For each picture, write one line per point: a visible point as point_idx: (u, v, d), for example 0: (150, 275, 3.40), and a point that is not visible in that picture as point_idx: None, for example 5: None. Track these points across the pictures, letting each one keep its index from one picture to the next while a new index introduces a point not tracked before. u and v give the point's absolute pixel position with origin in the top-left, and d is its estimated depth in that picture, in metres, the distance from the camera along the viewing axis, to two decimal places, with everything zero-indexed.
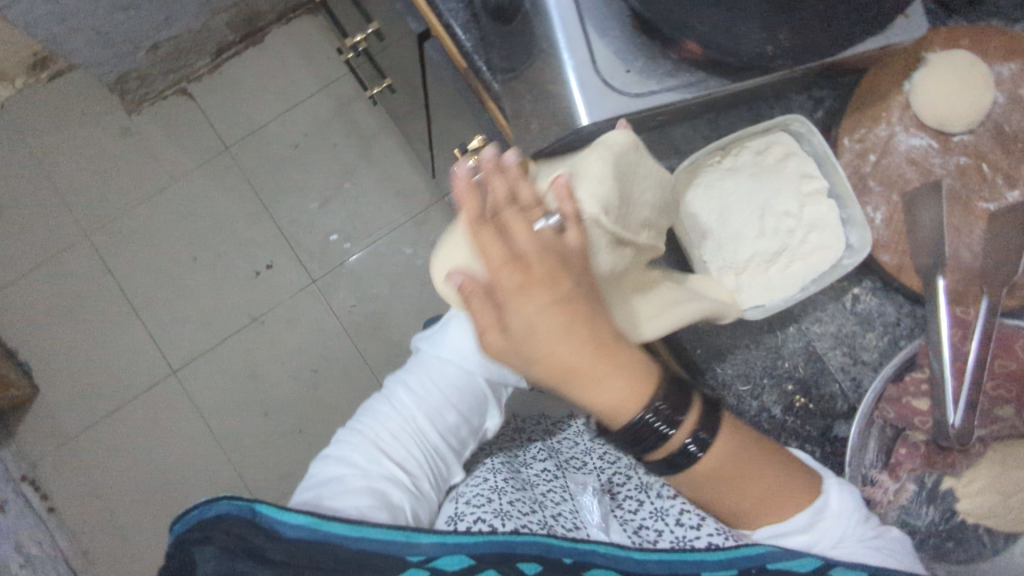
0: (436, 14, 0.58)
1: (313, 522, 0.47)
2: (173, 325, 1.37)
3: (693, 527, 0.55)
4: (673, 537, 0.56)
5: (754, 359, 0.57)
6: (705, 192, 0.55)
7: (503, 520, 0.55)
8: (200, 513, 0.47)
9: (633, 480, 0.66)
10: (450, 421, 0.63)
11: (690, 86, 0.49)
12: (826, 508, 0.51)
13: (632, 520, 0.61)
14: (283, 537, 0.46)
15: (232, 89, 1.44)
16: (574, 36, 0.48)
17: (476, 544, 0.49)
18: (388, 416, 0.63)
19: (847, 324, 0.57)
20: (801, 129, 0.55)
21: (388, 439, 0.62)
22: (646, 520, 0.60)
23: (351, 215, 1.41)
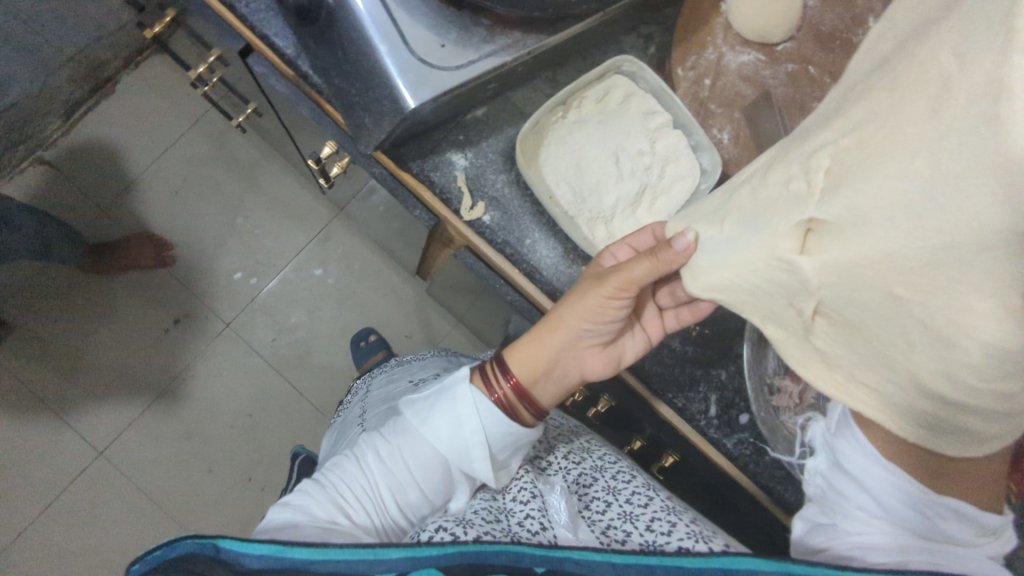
0: (248, 27, 0.56)
1: (279, 550, 0.41)
2: (88, 406, 1.28)
3: (663, 532, 0.53)
4: (642, 540, 0.53)
5: None
6: (557, 149, 0.57)
7: (466, 528, 0.51)
8: (160, 552, 0.40)
9: (601, 481, 0.63)
10: (412, 498, 0.55)
11: (509, 47, 0.48)
12: (982, 484, 0.47)
13: (600, 520, 0.58)
14: (245, 570, 0.40)
15: (93, 147, 1.35)
16: (381, 19, 0.45)
17: (447, 556, 0.42)
18: (356, 480, 0.54)
19: None
20: (631, 67, 0.57)
21: (347, 497, 0.53)
22: (615, 520, 0.57)
23: (250, 249, 1.36)
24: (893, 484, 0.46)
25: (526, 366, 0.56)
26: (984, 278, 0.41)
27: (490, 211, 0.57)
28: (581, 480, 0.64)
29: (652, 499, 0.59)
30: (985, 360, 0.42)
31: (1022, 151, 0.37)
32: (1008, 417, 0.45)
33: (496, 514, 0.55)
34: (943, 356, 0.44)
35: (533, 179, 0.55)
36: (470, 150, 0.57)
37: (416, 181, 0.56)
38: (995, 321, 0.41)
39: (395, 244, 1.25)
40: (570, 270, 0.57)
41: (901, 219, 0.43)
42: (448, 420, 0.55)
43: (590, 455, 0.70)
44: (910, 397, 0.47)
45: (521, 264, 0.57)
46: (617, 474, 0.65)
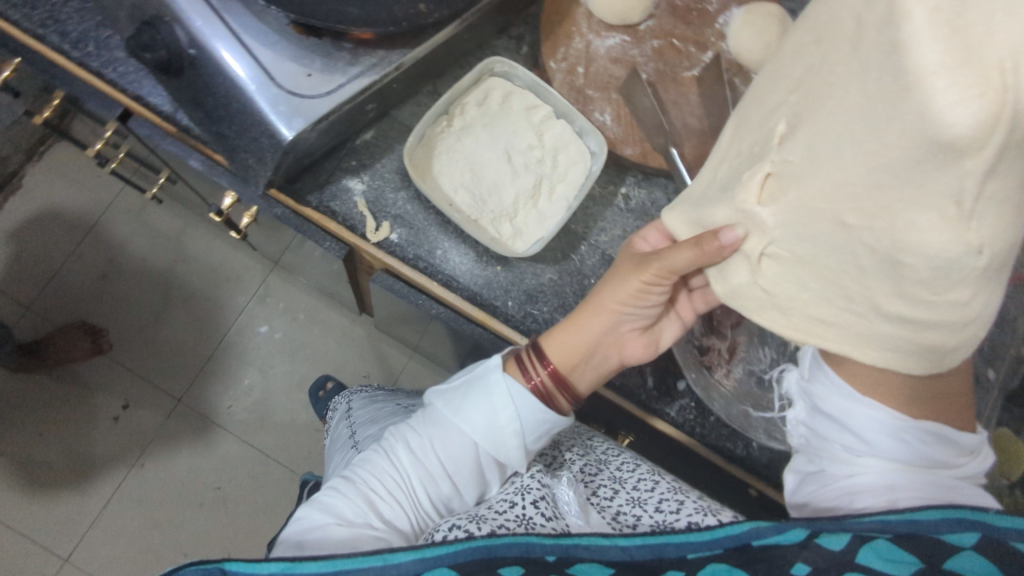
0: (124, 93, 0.58)
1: (287, 567, 0.42)
2: (45, 512, 1.23)
3: (671, 511, 0.54)
4: (652, 522, 0.54)
5: None
6: (449, 156, 0.61)
7: (479, 523, 0.51)
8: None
9: (606, 470, 0.64)
10: (443, 489, 0.56)
11: (376, 66, 0.50)
12: (955, 406, 0.49)
13: (609, 507, 0.59)
14: None
15: (7, 246, 1.31)
16: (243, 60, 0.47)
17: (456, 553, 0.43)
18: (388, 473, 0.55)
19: (629, 222, 0.65)
20: (504, 68, 0.63)
21: (375, 491, 0.54)
22: (624, 507, 0.58)
23: (190, 319, 1.33)
24: (877, 419, 0.47)
25: (564, 351, 0.58)
26: (924, 194, 0.41)
27: (397, 229, 0.61)
28: (587, 468, 0.64)
29: (658, 483, 0.60)
30: (935, 275, 0.43)
31: (922, 72, 0.39)
32: (963, 328, 0.46)
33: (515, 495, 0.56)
34: (900, 279, 0.45)
35: (431, 190, 0.60)
36: (365, 174, 0.61)
37: (319, 214, 0.60)
38: (941, 234, 0.42)
39: (335, 287, 1.24)
40: (483, 271, 0.62)
41: (843, 148, 0.44)
42: (483, 409, 0.56)
43: (592, 447, 0.69)
44: (875, 324, 0.48)
45: (437, 275, 0.62)
46: (622, 463, 0.65)
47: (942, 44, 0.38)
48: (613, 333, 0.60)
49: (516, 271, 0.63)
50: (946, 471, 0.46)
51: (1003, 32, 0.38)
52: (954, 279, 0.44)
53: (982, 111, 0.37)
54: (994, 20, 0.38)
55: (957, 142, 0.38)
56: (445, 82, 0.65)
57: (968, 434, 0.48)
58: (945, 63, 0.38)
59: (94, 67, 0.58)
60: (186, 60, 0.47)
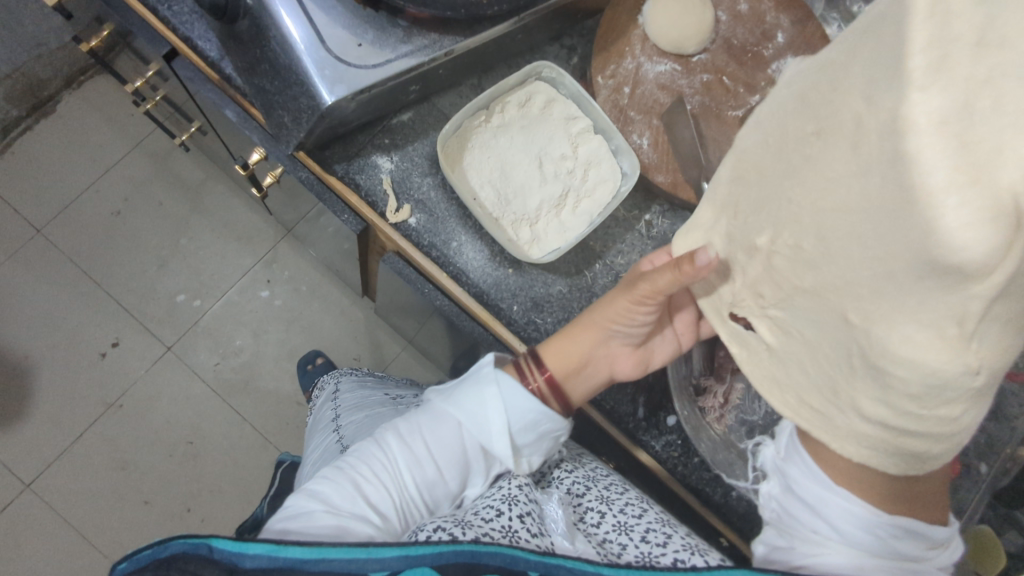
0: (171, 30, 0.57)
1: (274, 547, 0.43)
2: (16, 436, 1.22)
3: (658, 544, 0.54)
4: (636, 553, 0.53)
5: None
6: (481, 151, 0.61)
7: (464, 529, 0.50)
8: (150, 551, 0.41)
9: (595, 490, 0.62)
10: (430, 479, 0.55)
11: (426, 48, 0.50)
12: (928, 501, 0.51)
13: (595, 532, 0.57)
14: (240, 569, 0.42)
15: (29, 166, 1.31)
16: (297, 19, 0.47)
17: (439, 554, 0.44)
18: (378, 458, 0.55)
19: (647, 248, 0.65)
20: (552, 74, 0.63)
21: (365, 478, 0.54)
22: (609, 533, 0.57)
23: (194, 271, 1.33)
24: (852, 511, 0.49)
25: (559, 361, 0.59)
26: (923, 312, 0.40)
27: (416, 213, 0.61)
28: (575, 488, 0.63)
29: (646, 511, 0.59)
30: (924, 392, 0.42)
31: (931, 187, 0.36)
32: (949, 438, 0.46)
33: (500, 505, 0.55)
34: (888, 390, 0.44)
35: (458, 181, 0.60)
36: (395, 154, 0.61)
37: (343, 184, 0.60)
38: (937, 353, 0.40)
39: (343, 265, 1.24)
40: (494, 272, 0.62)
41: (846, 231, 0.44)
42: (474, 399, 0.57)
43: (582, 464, 0.68)
44: (860, 426, 0.48)
45: (446, 266, 0.62)
46: (611, 486, 0.64)
47: (950, 160, 0.35)
48: (607, 351, 0.61)
49: (527, 278, 0.62)
50: (915, 562, 0.49)
51: (1011, 148, 0.35)
52: (944, 395, 0.42)
53: (989, 240, 0.34)
54: (1002, 136, 0.35)
55: (965, 267, 0.36)
56: (490, 78, 0.65)
57: (940, 528, 0.51)
58: (955, 180, 0.35)
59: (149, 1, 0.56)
60: (241, 7, 0.47)
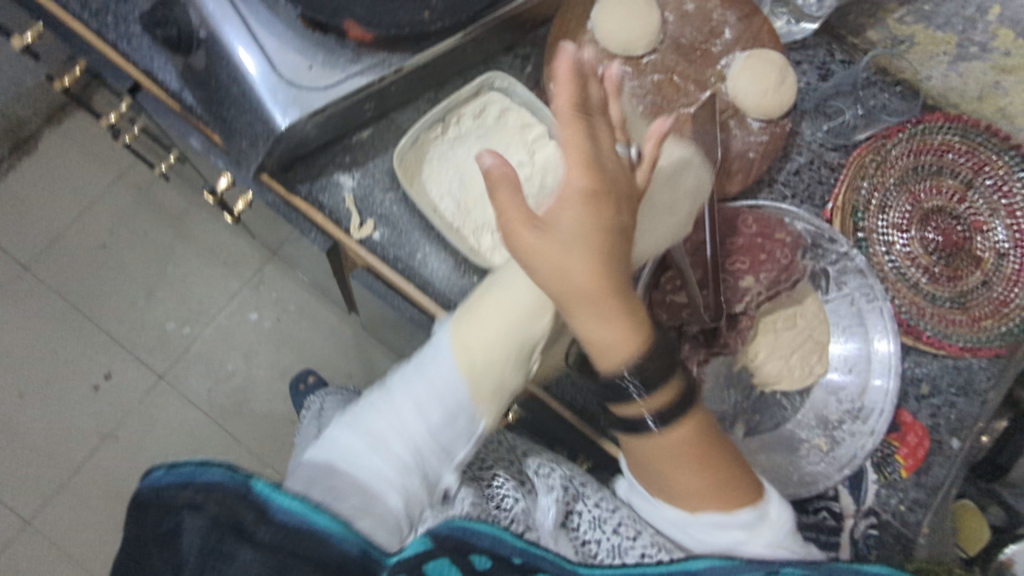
0: (131, 64, 0.59)
1: (307, 509, 0.42)
2: (13, 474, 1.23)
3: (641, 551, 0.53)
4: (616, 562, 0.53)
5: None
6: (440, 164, 0.63)
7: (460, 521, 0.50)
8: (190, 473, 0.42)
9: (568, 497, 0.64)
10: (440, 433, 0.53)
11: (375, 67, 0.51)
12: (737, 486, 0.59)
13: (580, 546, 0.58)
14: (273, 521, 0.41)
15: (14, 206, 1.32)
16: (247, 46, 0.48)
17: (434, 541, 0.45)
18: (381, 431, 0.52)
19: None
20: (504, 84, 0.64)
21: (375, 434, 0.52)
22: (603, 554, 0.57)
23: (182, 299, 1.34)
24: None
25: (544, 272, 0.53)
26: None
27: (380, 228, 0.62)
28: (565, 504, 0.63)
29: (642, 535, 0.58)
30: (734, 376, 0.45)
31: None
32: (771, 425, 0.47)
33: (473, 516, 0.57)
34: None
35: (418, 195, 0.61)
36: (356, 171, 0.62)
37: (307, 204, 0.61)
38: None
39: (329, 283, 1.25)
40: (460, 280, 0.61)
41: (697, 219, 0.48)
42: (484, 326, 0.55)
43: (570, 479, 0.67)
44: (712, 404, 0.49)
45: (415, 277, 0.62)
46: (602, 503, 0.64)
47: None
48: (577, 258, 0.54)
49: None
50: None
51: None
52: None
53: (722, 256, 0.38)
54: None
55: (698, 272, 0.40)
56: (447, 91, 0.66)
57: (856, 547, 0.45)
58: None
59: (109, 39, 0.58)
60: (195, 38, 0.49)
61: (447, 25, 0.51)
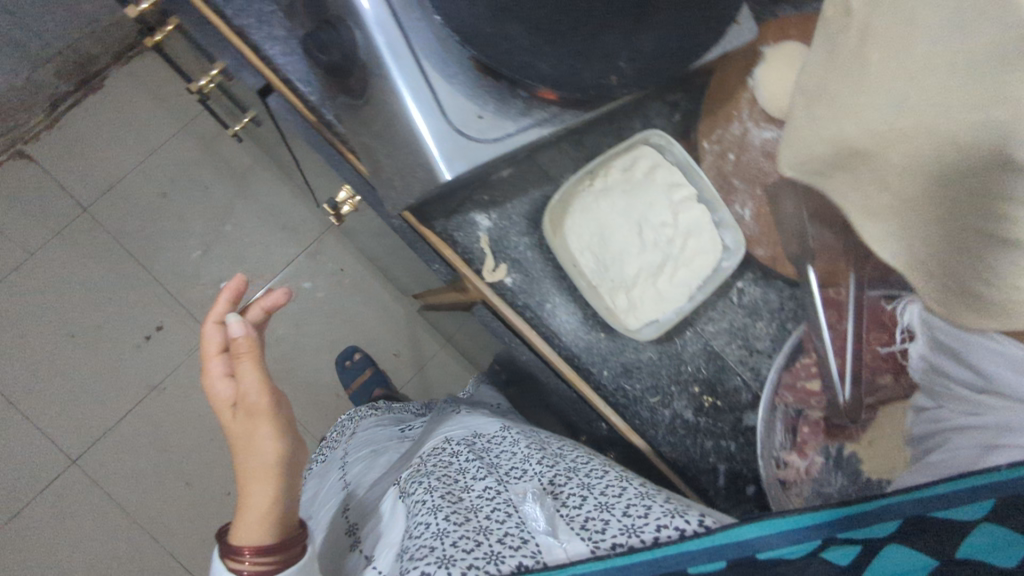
0: (272, 71, 0.55)
1: None
2: (63, 413, 1.24)
3: (639, 516, 0.49)
4: (621, 531, 0.49)
5: (658, 373, 0.64)
6: (583, 215, 0.60)
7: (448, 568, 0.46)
8: None
9: (576, 478, 0.58)
10: None
11: (545, 120, 0.49)
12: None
13: (577, 515, 0.53)
14: None
15: (78, 143, 1.30)
16: (418, 87, 0.45)
17: None
18: None
19: (738, 317, 0.65)
20: (660, 141, 0.60)
21: None
22: (592, 513, 0.52)
23: (237, 258, 1.32)
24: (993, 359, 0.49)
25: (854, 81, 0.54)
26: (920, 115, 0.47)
27: (512, 273, 0.61)
28: (556, 479, 0.59)
29: (626, 487, 0.55)
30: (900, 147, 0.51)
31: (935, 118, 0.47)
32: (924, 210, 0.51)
33: (474, 536, 0.51)
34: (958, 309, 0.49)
35: (559, 248, 0.59)
36: (494, 211, 0.60)
37: (441, 240, 0.59)
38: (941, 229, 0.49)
39: (390, 265, 1.24)
40: (586, 335, 0.63)
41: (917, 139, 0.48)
42: None
43: (562, 458, 0.63)
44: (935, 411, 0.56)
45: (540, 327, 0.62)
46: (592, 470, 0.59)
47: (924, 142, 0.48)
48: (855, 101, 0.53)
49: (615, 344, 0.63)
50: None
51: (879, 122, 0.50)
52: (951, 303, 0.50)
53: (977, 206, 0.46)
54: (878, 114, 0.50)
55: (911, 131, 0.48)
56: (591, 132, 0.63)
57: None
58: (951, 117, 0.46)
59: (253, 39, 0.54)
60: (355, 65, 0.46)
61: (630, 91, 0.47)
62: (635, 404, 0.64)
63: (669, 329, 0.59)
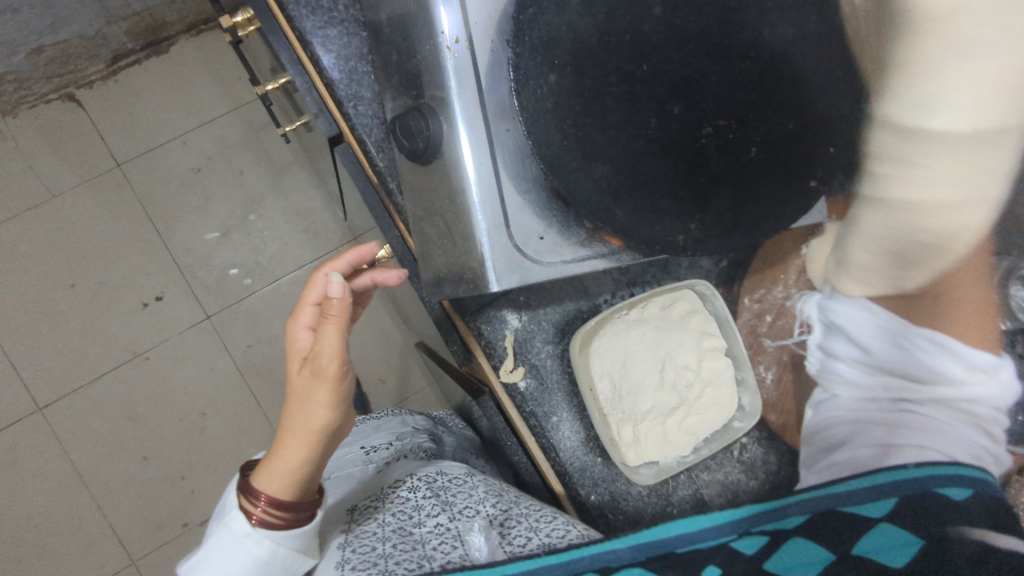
0: (349, 126, 0.57)
1: None
2: (41, 360, 1.23)
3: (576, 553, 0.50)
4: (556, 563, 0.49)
5: (643, 506, 0.62)
6: (610, 338, 0.61)
7: None
8: None
9: (525, 521, 0.57)
10: None
11: (602, 253, 0.52)
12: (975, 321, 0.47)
13: (519, 552, 0.53)
14: None
15: (128, 100, 1.31)
16: (490, 199, 0.48)
17: None
18: None
19: (733, 473, 0.61)
20: (705, 289, 0.62)
21: None
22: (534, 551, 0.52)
23: (253, 249, 1.32)
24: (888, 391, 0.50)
25: None
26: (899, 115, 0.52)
27: (527, 377, 0.63)
28: (504, 520, 0.58)
29: (569, 531, 0.55)
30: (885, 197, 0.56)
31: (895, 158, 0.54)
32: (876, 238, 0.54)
33: (417, 562, 0.52)
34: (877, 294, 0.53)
35: (579, 365, 0.62)
36: (525, 313, 0.63)
37: (468, 329, 0.61)
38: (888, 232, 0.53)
39: (399, 295, 1.24)
40: (583, 455, 0.63)
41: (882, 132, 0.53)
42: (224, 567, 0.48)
43: (516, 503, 0.61)
44: None
45: (541, 436, 0.63)
46: (541, 515, 0.58)
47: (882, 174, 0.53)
48: None
49: (609, 469, 0.63)
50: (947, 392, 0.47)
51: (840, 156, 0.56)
52: None
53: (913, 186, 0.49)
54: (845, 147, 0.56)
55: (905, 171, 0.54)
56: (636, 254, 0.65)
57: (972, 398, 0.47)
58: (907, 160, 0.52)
59: (339, 95, 0.56)
60: (435, 157, 0.48)
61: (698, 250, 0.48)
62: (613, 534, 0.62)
63: (666, 475, 0.60)
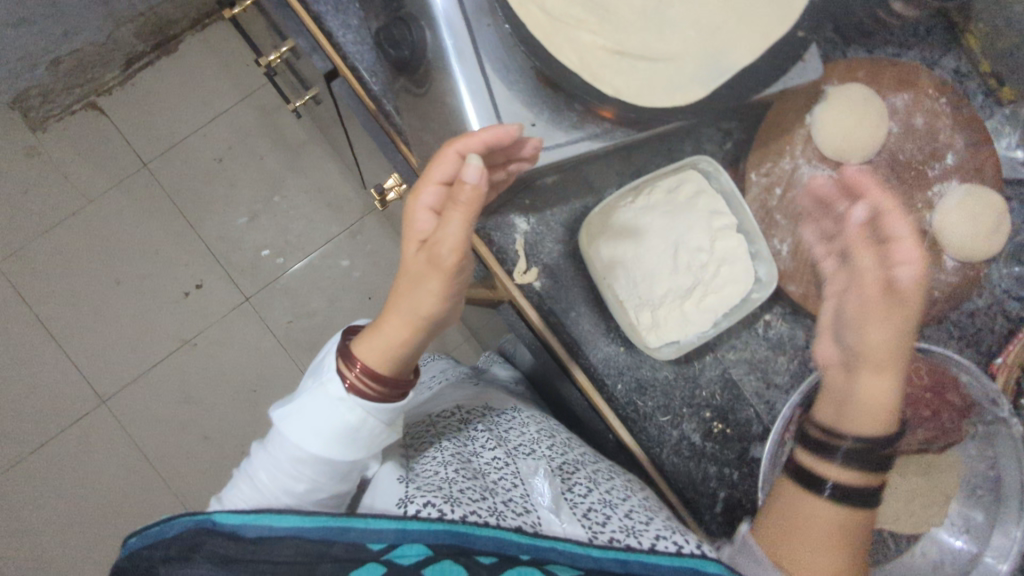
0: (340, 56, 0.60)
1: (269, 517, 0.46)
2: (99, 356, 1.30)
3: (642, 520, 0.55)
4: (620, 526, 0.55)
5: (673, 393, 0.68)
6: (624, 228, 0.66)
7: (452, 505, 0.51)
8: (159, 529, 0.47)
9: (586, 472, 0.63)
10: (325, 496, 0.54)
11: (596, 135, 0.59)
12: None
13: (582, 504, 0.58)
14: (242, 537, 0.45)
15: (146, 100, 1.35)
16: (478, 92, 0.55)
17: (407, 530, 0.47)
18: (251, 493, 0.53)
19: (762, 351, 0.68)
20: (708, 167, 0.67)
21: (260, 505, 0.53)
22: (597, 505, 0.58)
23: (282, 229, 1.37)
24: None
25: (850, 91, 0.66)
26: None
27: (542, 277, 0.67)
28: (564, 466, 0.63)
29: (629, 495, 0.61)
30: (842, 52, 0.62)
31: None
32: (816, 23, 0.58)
33: (481, 491, 0.56)
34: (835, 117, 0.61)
35: (591, 257, 0.65)
36: (533, 216, 0.67)
37: (481, 239, 0.65)
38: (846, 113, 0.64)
39: None
40: (608, 347, 0.67)
41: None
42: (314, 420, 0.52)
43: (571, 448, 0.67)
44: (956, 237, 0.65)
45: (563, 333, 0.67)
46: (598, 470, 0.64)
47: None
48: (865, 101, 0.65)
49: (637, 357, 0.68)
50: None
51: None
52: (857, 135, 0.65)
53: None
54: None
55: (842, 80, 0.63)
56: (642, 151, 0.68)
57: None
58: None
59: (329, 27, 0.60)
60: (422, 64, 0.55)
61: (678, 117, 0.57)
62: (644, 421, 0.68)
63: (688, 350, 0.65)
